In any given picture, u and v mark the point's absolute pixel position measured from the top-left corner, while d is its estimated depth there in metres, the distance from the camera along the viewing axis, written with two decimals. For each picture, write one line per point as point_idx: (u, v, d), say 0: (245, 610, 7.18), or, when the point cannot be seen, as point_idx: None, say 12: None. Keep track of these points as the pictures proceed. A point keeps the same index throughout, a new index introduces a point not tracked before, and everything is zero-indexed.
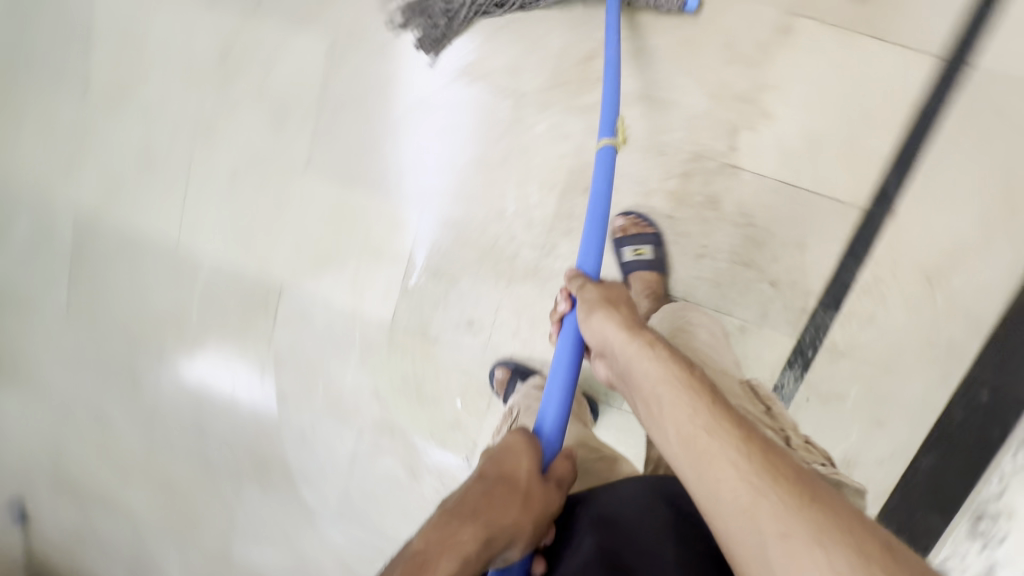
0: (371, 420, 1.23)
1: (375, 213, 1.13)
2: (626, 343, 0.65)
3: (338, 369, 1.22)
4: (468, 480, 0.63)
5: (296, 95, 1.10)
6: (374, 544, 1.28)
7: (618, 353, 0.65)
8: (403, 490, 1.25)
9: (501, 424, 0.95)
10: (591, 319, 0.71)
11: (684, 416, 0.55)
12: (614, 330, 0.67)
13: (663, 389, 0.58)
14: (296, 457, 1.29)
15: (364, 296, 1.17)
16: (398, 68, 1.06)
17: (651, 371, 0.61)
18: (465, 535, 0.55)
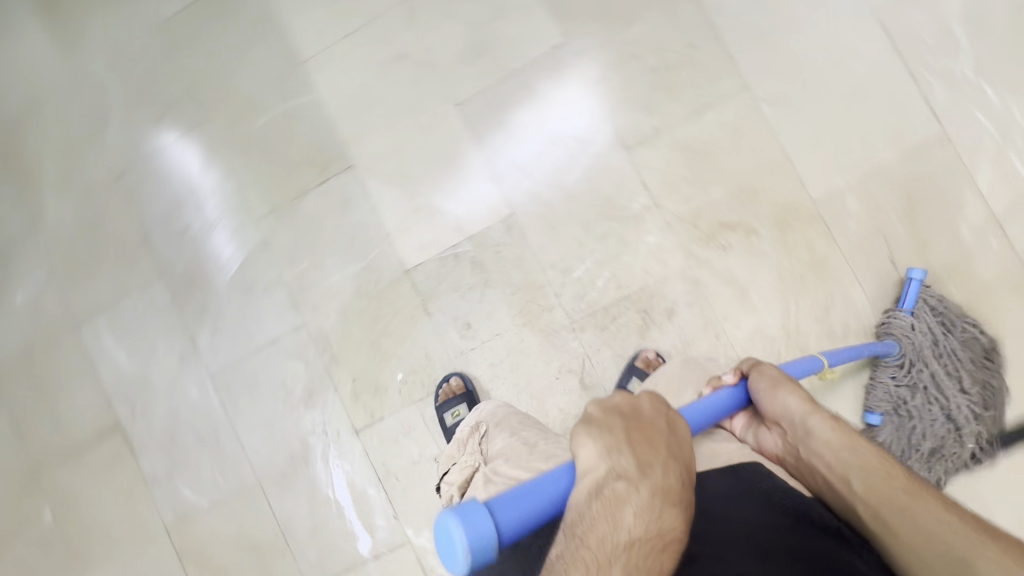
0: (316, 326, 1.19)
1: (462, 172, 1.15)
2: (810, 414, 0.66)
3: (330, 264, 1.18)
4: (652, 434, 0.59)
5: (500, 50, 1.14)
6: (219, 424, 1.23)
7: (805, 431, 0.66)
8: (288, 403, 1.20)
9: (463, 437, 0.92)
10: (770, 392, 0.70)
11: (884, 487, 0.58)
12: (803, 405, 0.67)
13: (853, 457, 0.62)
14: (227, 300, 1.23)
15: (406, 232, 1.16)
16: (580, 117, 1.12)
17: (841, 448, 0.63)
18: (665, 514, 0.54)
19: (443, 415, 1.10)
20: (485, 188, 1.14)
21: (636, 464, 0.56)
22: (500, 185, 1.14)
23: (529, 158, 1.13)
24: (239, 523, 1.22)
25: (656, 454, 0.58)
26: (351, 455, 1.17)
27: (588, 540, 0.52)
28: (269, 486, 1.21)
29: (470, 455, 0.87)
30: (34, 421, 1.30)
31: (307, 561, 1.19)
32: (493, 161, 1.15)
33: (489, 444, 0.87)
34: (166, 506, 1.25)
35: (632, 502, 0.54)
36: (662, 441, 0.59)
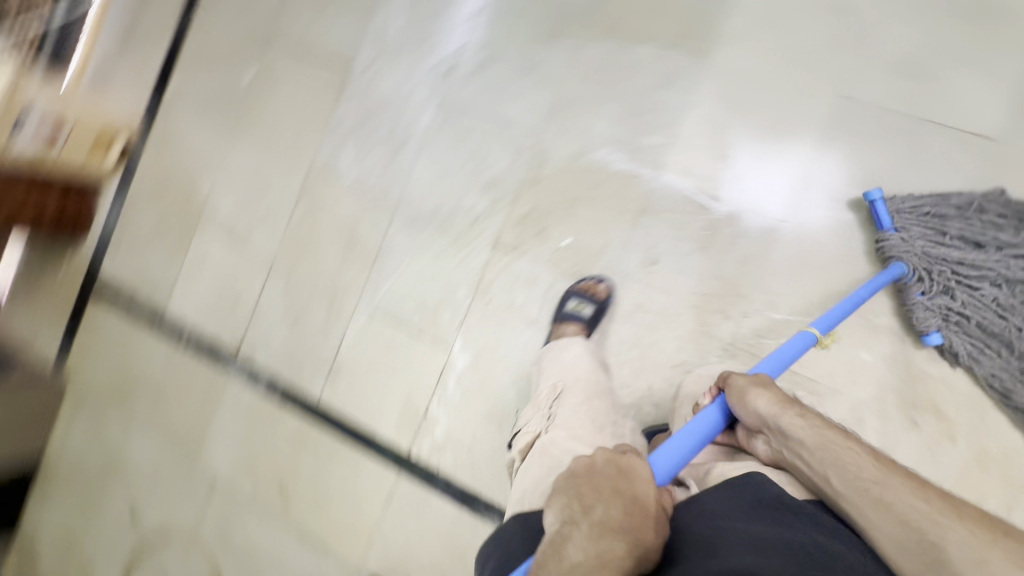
0: (547, 144, 1.18)
1: (747, 152, 1.08)
2: (777, 412, 0.74)
3: (606, 111, 1.15)
4: (590, 477, 0.67)
5: (927, 91, 1.00)
6: (411, 137, 1.28)
7: (779, 428, 0.73)
8: (471, 175, 1.23)
9: (539, 398, 1.01)
10: (741, 400, 0.79)
11: (854, 470, 0.64)
12: (777, 407, 0.75)
13: (825, 452, 0.68)
14: (507, 59, 1.22)
15: (685, 149, 1.11)
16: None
17: (811, 441, 0.70)
18: (613, 541, 0.58)
19: (567, 298, 1.12)
20: (762, 182, 1.07)
21: (580, 508, 0.64)
22: (775, 187, 1.06)
23: (815, 176, 1.05)
24: (358, 216, 1.31)
25: (603, 494, 0.64)
26: (473, 254, 1.21)
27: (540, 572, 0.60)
28: (401, 213, 1.27)
29: (540, 418, 0.97)
30: (301, 3, 1.38)
31: (374, 285, 1.28)
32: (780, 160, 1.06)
33: (556, 409, 0.98)
34: (325, 152, 1.34)
35: (574, 539, 0.61)
36: (605, 482, 0.65)
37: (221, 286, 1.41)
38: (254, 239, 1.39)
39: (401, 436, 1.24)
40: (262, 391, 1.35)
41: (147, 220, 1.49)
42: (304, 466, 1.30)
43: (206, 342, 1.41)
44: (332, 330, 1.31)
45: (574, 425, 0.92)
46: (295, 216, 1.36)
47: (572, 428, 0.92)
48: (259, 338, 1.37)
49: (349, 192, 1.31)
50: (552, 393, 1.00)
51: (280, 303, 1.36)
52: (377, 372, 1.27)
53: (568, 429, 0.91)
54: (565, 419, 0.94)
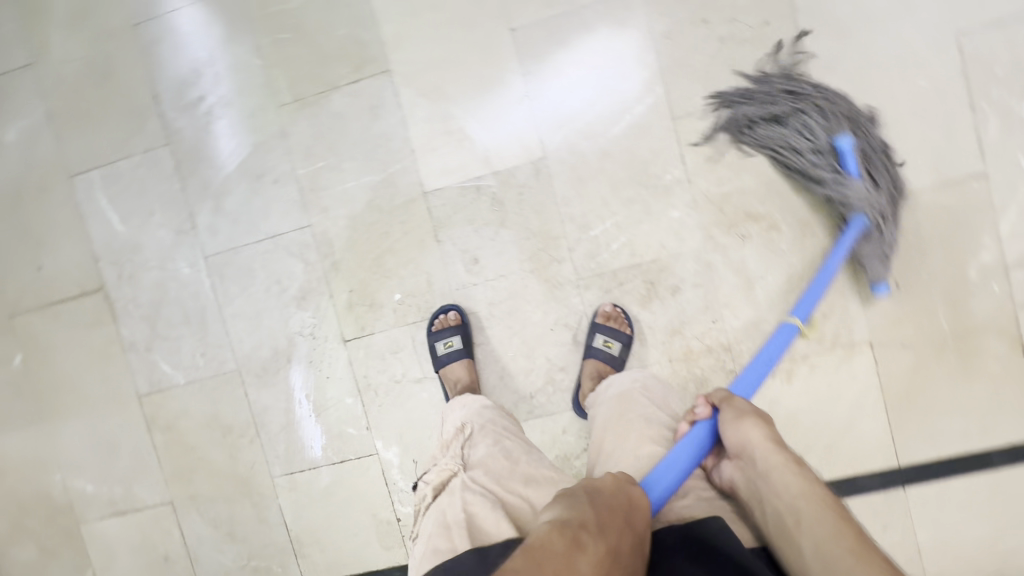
0: (322, 229, 1.16)
1: (490, 102, 1.10)
2: (771, 452, 0.66)
3: (347, 169, 1.14)
4: (609, 496, 0.59)
5: None
6: (206, 305, 1.21)
7: (761, 464, 0.65)
8: (280, 299, 1.19)
9: (446, 441, 0.92)
10: (739, 422, 0.72)
11: (827, 532, 0.54)
12: (765, 444, 0.67)
13: (806, 504, 0.58)
14: (234, 183, 1.18)
15: (431, 152, 1.12)
16: (635, 75, 1.07)
17: (784, 486, 0.61)
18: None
19: (435, 343, 1.11)
20: (519, 114, 1.10)
21: (596, 520, 0.54)
22: (534, 110, 1.10)
23: (552, 81, 1.09)
24: (213, 405, 1.23)
25: (614, 521, 0.56)
26: (334, 362, 1.18)
27: (546, 564, 0.48)
28: (248, 376, 1.21)
29: (451, 454, 0.87)
30: (16, 262, 1.26)
31: (273, 452, 1.22)
32: (520, 85, 1.10)
33: (472, 448, 0.88)
34: (141, 373, 1.24)
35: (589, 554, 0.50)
36: (623, 511, 0.58)
37: (141, 558, 1.29)
38: (140, 493, 1.28)
39: (394, 554, 1.20)
40: None
41: (28, 553, 1.33)
42: None
43: None
44: (268, 516, 1.24)
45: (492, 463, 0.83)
46: (160, 447, 1.26)
47: (492, 468, 0.81)
48: (211, 574, 1.27)
49: (192, 391, 1.23)
50: (461, 437, 0.91)
51: (206, 530, 1.26)
52: (333, 519, 1.21)
53: (489, 467, 0.81)
54: (480, 459, 0.84)
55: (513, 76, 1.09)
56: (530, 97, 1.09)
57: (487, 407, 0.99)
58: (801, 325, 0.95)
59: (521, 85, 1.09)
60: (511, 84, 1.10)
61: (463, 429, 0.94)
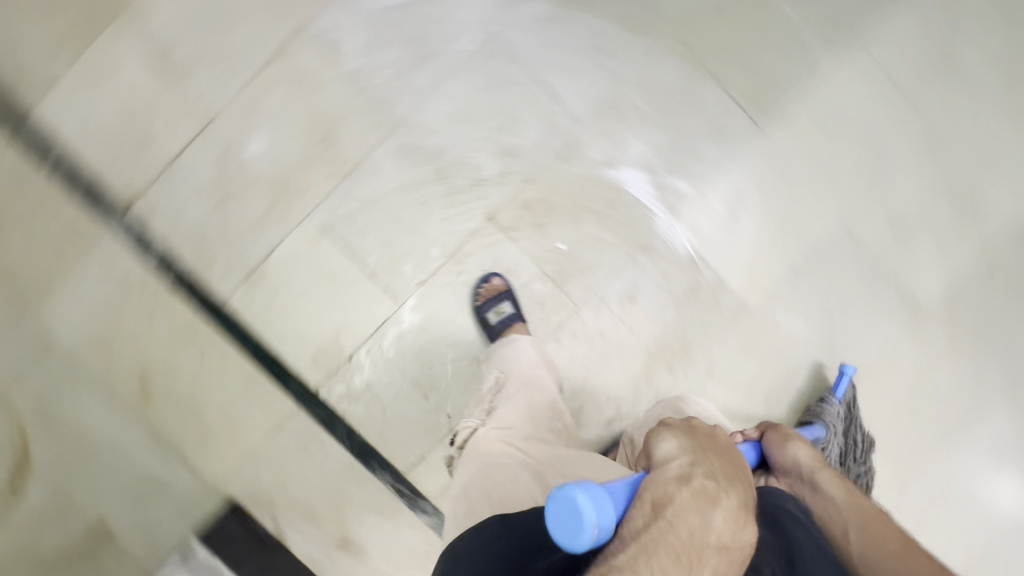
0: (581, 139, 1.09)
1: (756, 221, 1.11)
2: (818, 468, 0.76)
3: (650, 134, 1.10)
4: (733, 458, 0.64)
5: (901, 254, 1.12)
6: (439, 56, 1.08)
7: (812, 479, 0.75)
8: (490, 131, 1.09)
9: (482, 393, 0.93)
10: (783, 444, 0.82)
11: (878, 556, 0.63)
12: (813, 463, 0.77)
13: (851, 516, 0.68)
14: (579, 23, 1.07)
15: (699, 207, 1.11)
16: (850, 346, 1.14)
17: (841, 499, 0.71)
18: (744, 536, 0.55)
19: (483, 314, 1.09)
20: (753, 245, 1.12)
21: (721, 475, 0.58)
22: (766, 259, 1.12)
23: (801, 267, 1.13)
24: (342, 113, 1.09)
25: (737, 474, 0.60)
26: (461, 216, 1.11)
27: (681, 514, 0.53)
28: (396, 137, 1.09)
29: (479, 408, 0.90)
30: None
31: (335, 203, 1.10)
32: (782, 237, 1.12)
33: (501, 400, 0.88)
34: (328, 18, 1.07)
35: (721, 503, 0.55)
36: (737, 466, 0.63)
37: (125, 116, 1.08)
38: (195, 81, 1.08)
39: (313, 370, 1.14)
40: (154, 265, 1.11)
41: None
42: (182, 364, 1.14)
43: (84, 177, 1.09)
44: (267, 230, 1.11)
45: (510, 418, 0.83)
46: (261, 76, 1.07)
47: (513, 428, 0.82)
48: (165, 202, 1.10)
49: (343, 84, 1.08)
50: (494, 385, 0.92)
51: (206, 172, 1.09)
52: (308, 297, 1.12)
53: (510, 429, 0.82)
54: (504, 416, 0.84)
55: (786, 228, 1.12)
56: (775, 247, 1.12)
57: (527, 352, 0.97)
58: None
59: (783, 237, 1.12)
60: (782, 233, 1.12)
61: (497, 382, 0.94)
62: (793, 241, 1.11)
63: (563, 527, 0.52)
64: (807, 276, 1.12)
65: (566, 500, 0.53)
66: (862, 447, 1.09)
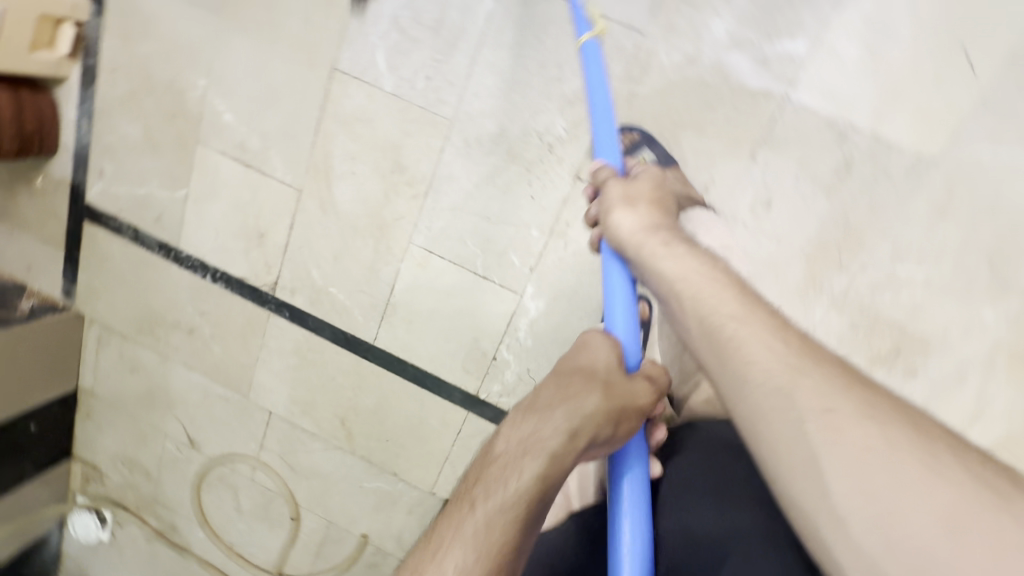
0: (649, 49, 0.92)
1: (871, 61, 0.87)
2: (638, 235, 0.66)
3: (733, 5, 0.88)
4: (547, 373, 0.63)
5: None
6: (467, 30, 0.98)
7: (643, 250, 0.64)
8: (544, 90, 0.98)
9: None
10: (613, 219, 0.68)
11: (773, 350, 0.51)
12: (637, 234, 0.66)
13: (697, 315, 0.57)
14: None
15: (816, 67, 0.89)
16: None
17: (669, 266, 0.61)
18: (550, 433, 0.56)
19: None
20: (878, 82, 0.88)
21: (531, 397, 0.61)
22: (901, 92, 0.87)
23: (941, 86, 0.86)
24: (402, 134, 1.06)
25: (537, 389, 0.61)
26: (549, 187, 1.02)
27: (498, 457, 0.57)
28: (457, 134, 1.04)
29: None
30: None
31: (428, 223, 1.10)
32: (898, 47, 0.86)
33: None
34: (350, 47, 1.03)
35: (514, 418, 0.60)
36: (562, 367, 0.62)
37: (236, 215, 1.21)
38: (275, 163, 1.15)
39: (468, 378, 1.19)
40: (311, 331, 1.25)
41: (132, 134, 1.20)
42: (364, 403, 1.29)
43: (234, 278, 1.26)
44: (382, 269, 1.16)
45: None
46: (320, 130, 1.10)
47: None
48: (296, 276, 1.22)
49: (392, 105, 1.05)
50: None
51: (315, 241, 1.18)
52: (437, 316, 1.16)
53: None
54: None
55: (903, 35, 0.86)
56: (903, 66, 0.87)
57: None
58: (595, 31, 0.83)
59: (899, 47, 0.86)
60: (905, 47, 0.86)
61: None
62: (934, 62, 0.86)
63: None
64: (957, 95, 0.86)
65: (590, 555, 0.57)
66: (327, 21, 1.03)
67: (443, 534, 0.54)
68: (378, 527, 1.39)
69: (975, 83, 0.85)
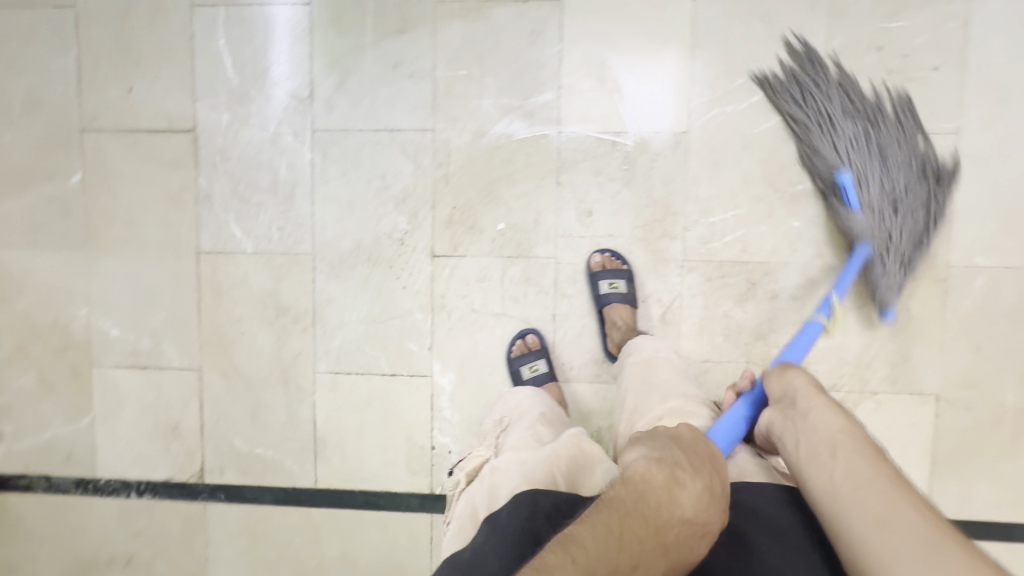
0: (443, 139, 1.12)
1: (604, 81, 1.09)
2: (810, 392, 0.73)
3: (488, 87, 1.11)
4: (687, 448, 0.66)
5: None
6: (298, 181, 1.16)
7: (801, 405, 0.72)
8: (376, 201, 1.14)
9: (488, 429, 1.02)
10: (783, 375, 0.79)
11: (904, 511, 0.56)
12: (809, 390, 0.74)
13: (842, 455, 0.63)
14: (363, 64, 1.13)
15: (569, 101, 1.10)
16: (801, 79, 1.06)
17: (819, 420, 0.69)
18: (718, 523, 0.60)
19: (518, 367, 1.11)
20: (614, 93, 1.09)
21: (690, 465, 0.62)
22: (635, 93, 1.09)
23: (659, 77, 1.08)
24: (275, 282, 1.17)
25: (689, 463, 0.63)
26: (415, 272, 1.14)
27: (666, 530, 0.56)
28: (321, 263, 1.16)
29: (483, 446, 0.97)
30: (103, 80, 1.18)
31: (324, 347, 1.17)
32: (616, 64, 1.09)
33: (506, 435, 0.96)
34: (208, 231, 1.18)
35: (688, 488, 0.59)
36: (707, 456, 0.66)
37: (146, 419, 1.22)
38: (170, 354, 1.21)
39: (418, 478, 1.18)
40: (251, 501, 1.21)
41: (25, 385, 1.24)
42: (329, 555, 1.22)
43: (160, 484, 1.23)
44: (299, 409, 1.19)
45: (520, 445, 0.89)
46: (202, 309, 1.19)
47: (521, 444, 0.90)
48: (220, 452, 1.21)
49: (259, 262, 1.17)
50: (499, 428, 0.99)
51: (228, 409, 1.20)
52: (365, 430, 1.18)
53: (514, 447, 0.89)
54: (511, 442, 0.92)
55: (616, 56, 1.09)
56: (626, 75, 1.09)
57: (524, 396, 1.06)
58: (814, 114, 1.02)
59: (617, 64, 1.09)
60: (622, 62, 1.09)
61: (504, 419, 1.02)
62: (647, 64, 1.08)
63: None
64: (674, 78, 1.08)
65: None
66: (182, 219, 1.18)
67: (632, 542, 0.54)
68: None
69: (681, 65, 1.08)
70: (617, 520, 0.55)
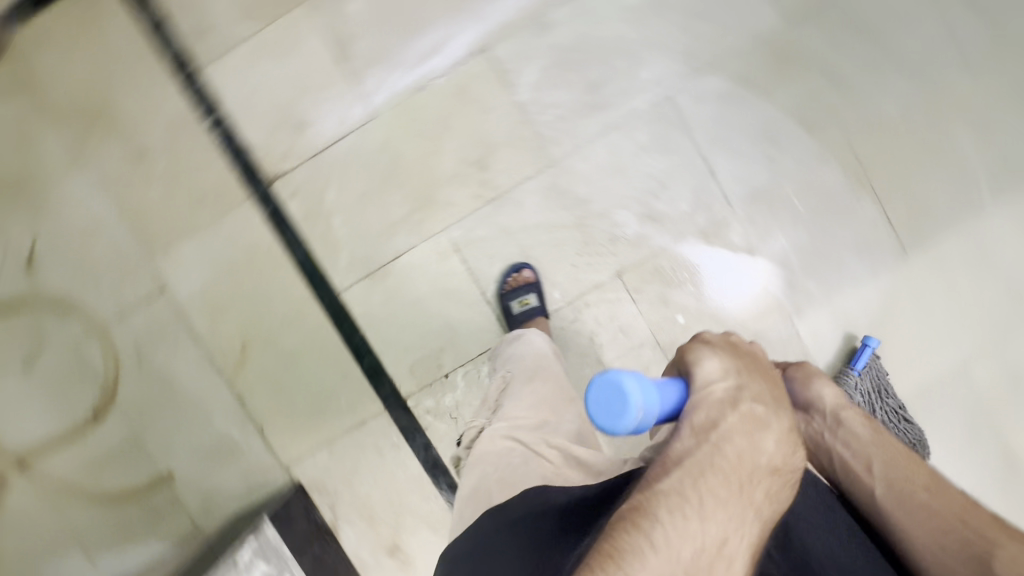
0: (725, 222, 1.09)
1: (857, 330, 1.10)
2: (828, 392, 0.68)
3: (795, 234, 1.08)
4: (754, 372, 0.60)
5: None
6: (611, 107, 1.07)
7: (835, 420, 0.65)
8: (637, 192, 1.09)
9: (492, 389, 0.95)
10: (799, 372, 0.72)
11: (944, 492, 0.57)
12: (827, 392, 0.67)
13: (876, 449, 0.62)
14: (753, 107, 1.07)
15: (821, 312, 1.10)
16: None
17: (877, 445, 0.62)
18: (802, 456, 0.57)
19: (507, 302, 1.08)
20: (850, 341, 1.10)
21: (762, 396, 0.58)
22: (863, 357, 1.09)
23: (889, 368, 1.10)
24: (501, 142, 1.08)
25: (765, 397, 0.59)
26: (592, 268, 1.10)
27: (747, 462, 0.52)
28: (548, 176, 1.09)
29: (486, 410, 0.91)
30: None
31: (472, 225, 1.10)
32: (873, 323, 1.10)
33: (506, 398, 0.89)
34: (511, 46, 1.07)
35: (768, 427, 0.55)
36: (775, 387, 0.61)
37: (290, 92, 1.09)
38: (369, 78, 1.09)
39: (408, 379, 1.15)
40: (283, 241, 1.12)
41: None
42: (284, 342, 1.15)
43: (237, 141, 1.11)
44: (398, 234, 1.11)
45: (517, 414, 0.83)
46: (433, 85, 1.08)
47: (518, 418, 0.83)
48: (308, 184, 1.11)
49: (513, 115, 1.08)
50: (500, 386, 0.93)
51: (353, 167, 1.10)
52: (420, 306, 1.13)
53: (514, 419, 0.83)
54: (510, 412, 0.85)
55: (881, 323, 1.10)
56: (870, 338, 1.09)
57: (530, 350, 0.97)
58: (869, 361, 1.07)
59: (873, 325, 1.10)
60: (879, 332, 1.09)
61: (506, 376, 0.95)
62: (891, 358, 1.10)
63: (618, 400, 0.54)
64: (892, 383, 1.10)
65: (611, 383, 0.54)
66: (507, 12, 1.06)
67: (714, 495, 0.50)
68: (199, 471, 1.20)
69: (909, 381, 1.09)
70: (691, 482, 0.50)
